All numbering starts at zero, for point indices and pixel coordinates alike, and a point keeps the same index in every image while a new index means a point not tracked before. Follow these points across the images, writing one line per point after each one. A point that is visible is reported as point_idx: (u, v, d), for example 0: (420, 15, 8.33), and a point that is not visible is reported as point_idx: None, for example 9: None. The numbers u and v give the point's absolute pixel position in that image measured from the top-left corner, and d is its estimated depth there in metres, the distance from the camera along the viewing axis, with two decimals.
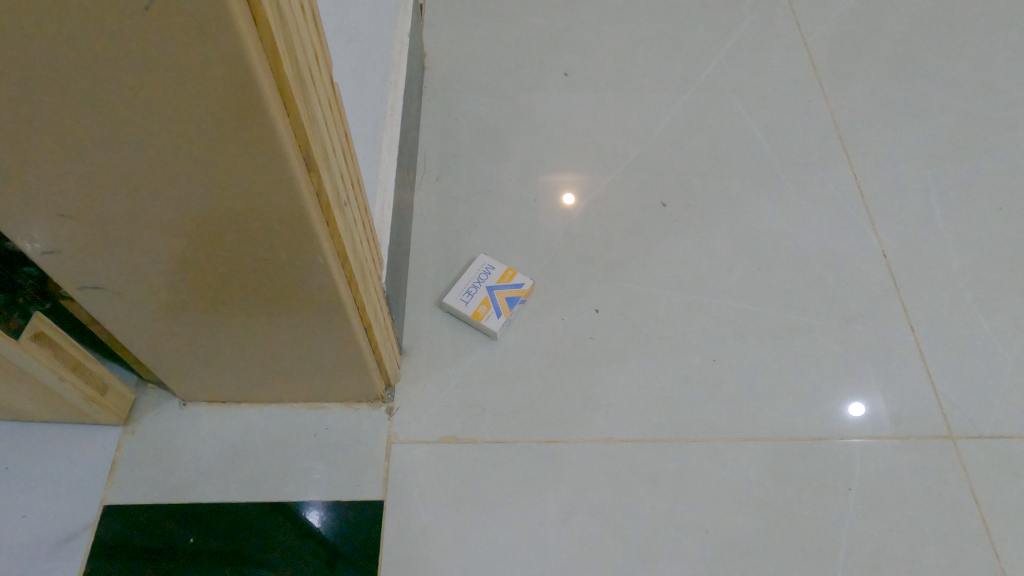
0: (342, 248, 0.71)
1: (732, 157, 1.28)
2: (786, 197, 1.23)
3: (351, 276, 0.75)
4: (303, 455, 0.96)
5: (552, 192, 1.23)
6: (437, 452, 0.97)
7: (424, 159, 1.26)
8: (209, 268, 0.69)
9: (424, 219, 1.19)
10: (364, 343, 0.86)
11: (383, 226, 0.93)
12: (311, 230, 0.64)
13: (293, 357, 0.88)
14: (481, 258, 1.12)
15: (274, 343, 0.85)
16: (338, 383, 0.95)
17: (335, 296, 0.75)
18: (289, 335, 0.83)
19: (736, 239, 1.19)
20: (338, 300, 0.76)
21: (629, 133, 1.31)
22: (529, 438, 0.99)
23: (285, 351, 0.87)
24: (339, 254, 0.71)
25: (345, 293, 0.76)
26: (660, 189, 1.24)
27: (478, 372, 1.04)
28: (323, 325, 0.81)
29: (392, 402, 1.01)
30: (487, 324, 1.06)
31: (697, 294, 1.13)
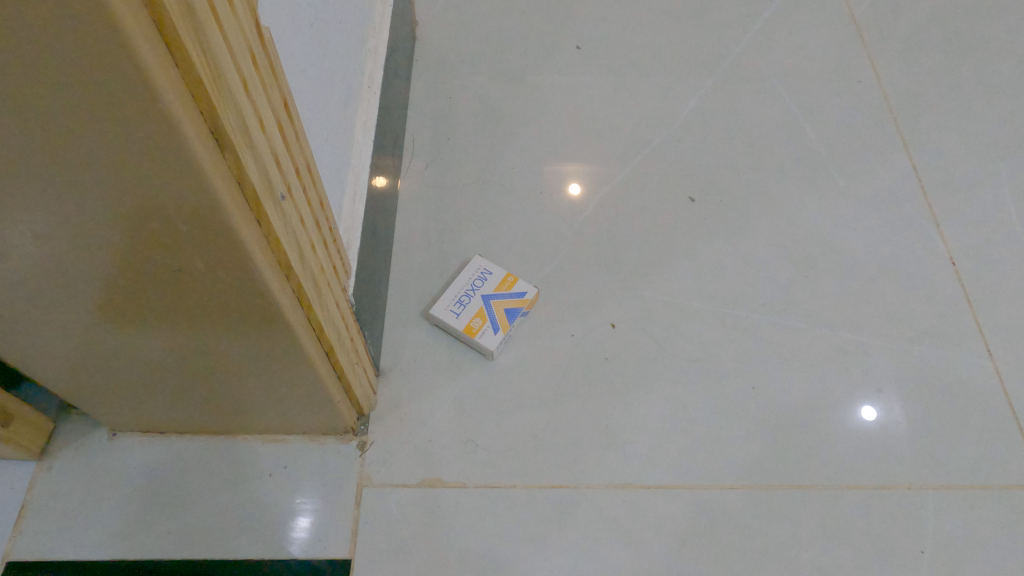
0: (286, 256, 0.53)
1: (772, 145, 1.10)
2: (835, 192, 1.06)
3: (301, 290, 0.58)
4: (256, 502, 0.80)
5: (562, 183, 1.06)
6: (418, 498, 0.81)
7: (412, 143, 1.09)
8: (105, 283, 0.51)
9: (411, 213, 1.02)
10: (322, 369, 0.69)
11: (354, 224, 0.75)
12: (235, 236, 0.46)
13: (237, 384, 0.71)
14: (477, 260, 0.94)
15: (210, 367, 0.67)
16: (297, 413, 0.78)
17: (279, 317, 0.58)
18: (228, 359, 0.66)
19: (778, 241, 1.01)
20: (284, 322, 0.58)
21: (652, 116, 1.13)
22: (532, 482, 0.82)
23: (226, 377, 0.69)
24: (281, 264, 0.53)
25: (294, 312, 0.59)
26: (688, 181, 1.07)
27: (471, 398, 0.87)
28: (269, 348, 0.64)
29: (366, 436, 0.84)
30: (482, 342, 0.88)
31: (732, 306, 0.96)
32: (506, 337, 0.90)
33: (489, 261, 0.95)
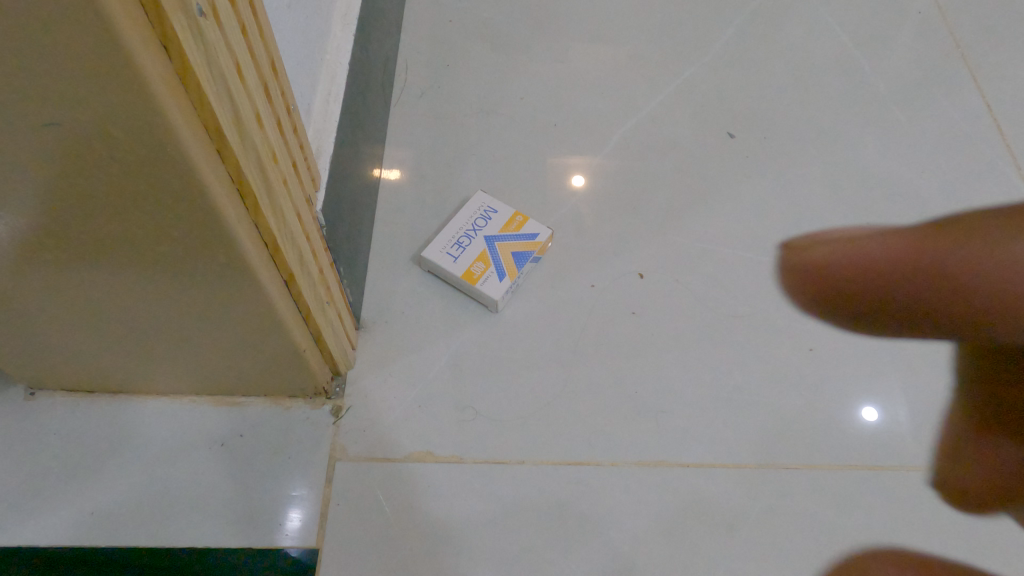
0: (215, 113, 0.37)
1: (822, 78, 0.96)
2: (897, 131, 0.92)
3: (244, 179, 0.42)
4: (203, 477, 0.64)
5: (582, 115, 0.92)
6: (403, 475, 0.66)
7: (406, 70, 0.94)
8: None
9: (402, 147, 0.87)
10: (282, 305, 0.53)
11: (328, 129, 0.60)
12: (121, 48, 0.30)
13: (171, 331, 0.55)
14: (479, 197, 0.79)
15: (133, 306, 0.51)
16: (256, 369, 0.62)
17: (214, 215, 0.41)
18: (154, 292, 0.49)
19: (834, 183, 0.87)
20: (220, 223, 0.42)
21: (683, 45, 0.99)
22: (544, 459, 0.67)
23: (157, 321, 0.53)
24: (210, 127, 0.37)
25: (236, 214, 0.43)
26: (727, 115, 0.92)
27: (470, 358, 0.72)
28: (206, 274, 0.47)
29: (341, 399, 0.69)
30: (484, 290, 0.73)
31: (782, 255, 0.82)
32: (513, 286, 0.75)
33: (495, 199, 0.80)
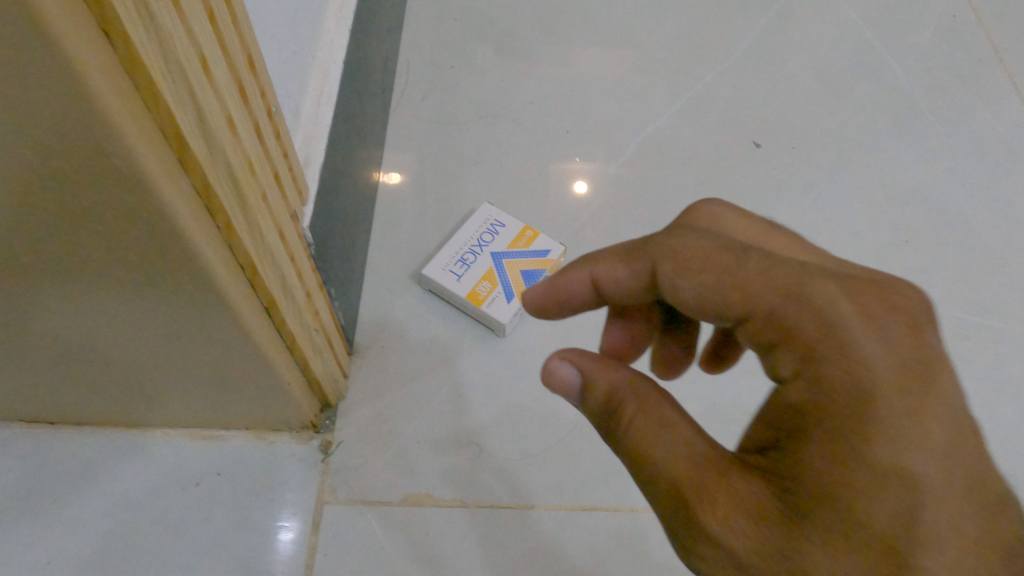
0: (172, 111, 0.30)
1: (852, 84, 0.91)
2: (932, 145, 0.87)
3: (211, 191, 0.35)
4: (175, 520, 0.58)
5: (597, 120, 0.86)
6: (399, 519, 0.59)
7: (407, 70, 0.88)
8: None
9: (402, 153, 0.81)
10: (262, 335, 0.46)
11: (318, 134, 0.53)
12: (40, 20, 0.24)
13: (133, 364, 0.48)
14: (486, 209, 0.73)
15: (85, 337, 0.44)
16: (234, 402, 0.55)
17: (174, 232, 0.34)
18: (109, 323, 0.42)
19: (867, 198, 0.82)
20: (182, 242, 0.35)
21: (704, 48, 0.93)
22: (555, 503, 0.60)
23: (117, 354, 0.46)
24: (165, 126, 0.30)
25: (202, 231, 0.36)
26: (751, 123, 0.87)
27: (474, 387, 0.66)
28: (169, 303, 0.40)
29: (331, 433, 0.62)
30: (491, 312, 0.67)
31: None
32: (523, 307, 0.69)
33: (503, 211, 0.74)
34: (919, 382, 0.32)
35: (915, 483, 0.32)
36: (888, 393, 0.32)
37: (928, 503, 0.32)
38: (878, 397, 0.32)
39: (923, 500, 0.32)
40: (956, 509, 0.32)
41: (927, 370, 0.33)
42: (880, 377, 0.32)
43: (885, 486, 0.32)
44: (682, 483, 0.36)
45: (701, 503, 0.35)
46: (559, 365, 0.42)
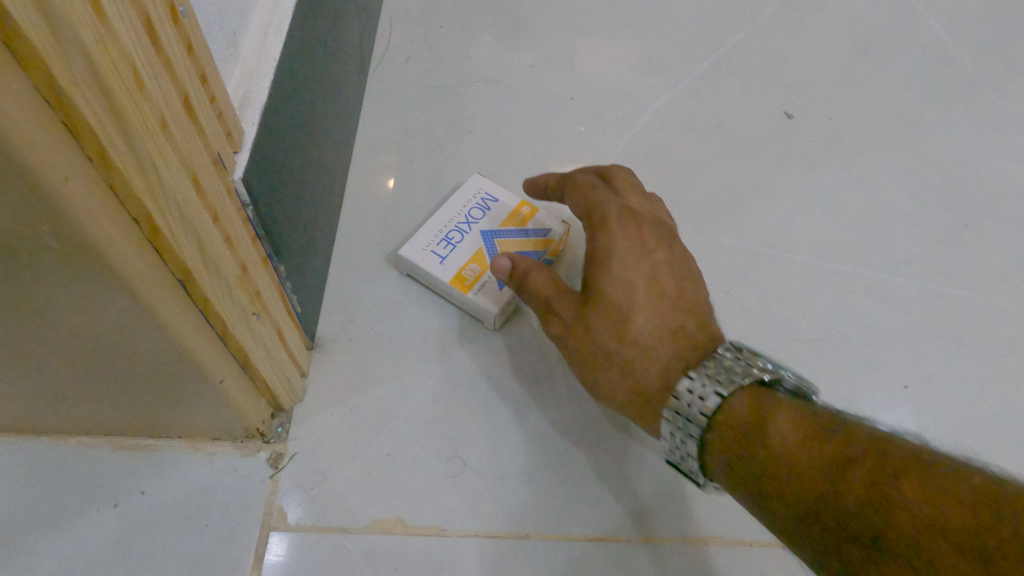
0: None
1: (895, 49, 0.80)
2: (993, 116, 0.75)
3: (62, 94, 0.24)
4: (83, 550, 0.46)
5: (603, 87, 0.75)
6: (361, 551, 0.48)
7: (391, 31, 0.78)
8: None
9: (382, 120, 0.71)
10: (171, 316, 0.35)
11: (263, 69, 0.42)
12: None
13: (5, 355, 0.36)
14: (476, 182, 0.63)
15: None
16: (157, 405, 0.44)
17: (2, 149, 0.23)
18: None
19: (917, 174, 0.71)
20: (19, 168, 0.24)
21: (725, 12, 0.83)
22: (553, 532, 0.50)
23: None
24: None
25: (48, 156, 0.25)
26: (780, 91, 0.76)
27: (457, 390, 0.56)
28: (27, 265, 0.29)
29: (282, 444, 0.51)
30: (478, 301, 0.56)
31: (858, 263, 0.65)
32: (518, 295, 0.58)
33: (496, 184, 0.64)
34: (655, 264, 0.49)
35: (637, 297, 0.47)
36: (632, 258, 0.49)
37: (645, 312, 0.47)
38: (629, 250, 0.49)
39: (640, 310, 0.47)
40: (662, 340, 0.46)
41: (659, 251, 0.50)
42: (627, 243, 0.49)
43: (630, 299, 0.47)
44: (544, 298, 0.50)
45: (555, 307, 0.49)
46: (499, 258, 0.53)
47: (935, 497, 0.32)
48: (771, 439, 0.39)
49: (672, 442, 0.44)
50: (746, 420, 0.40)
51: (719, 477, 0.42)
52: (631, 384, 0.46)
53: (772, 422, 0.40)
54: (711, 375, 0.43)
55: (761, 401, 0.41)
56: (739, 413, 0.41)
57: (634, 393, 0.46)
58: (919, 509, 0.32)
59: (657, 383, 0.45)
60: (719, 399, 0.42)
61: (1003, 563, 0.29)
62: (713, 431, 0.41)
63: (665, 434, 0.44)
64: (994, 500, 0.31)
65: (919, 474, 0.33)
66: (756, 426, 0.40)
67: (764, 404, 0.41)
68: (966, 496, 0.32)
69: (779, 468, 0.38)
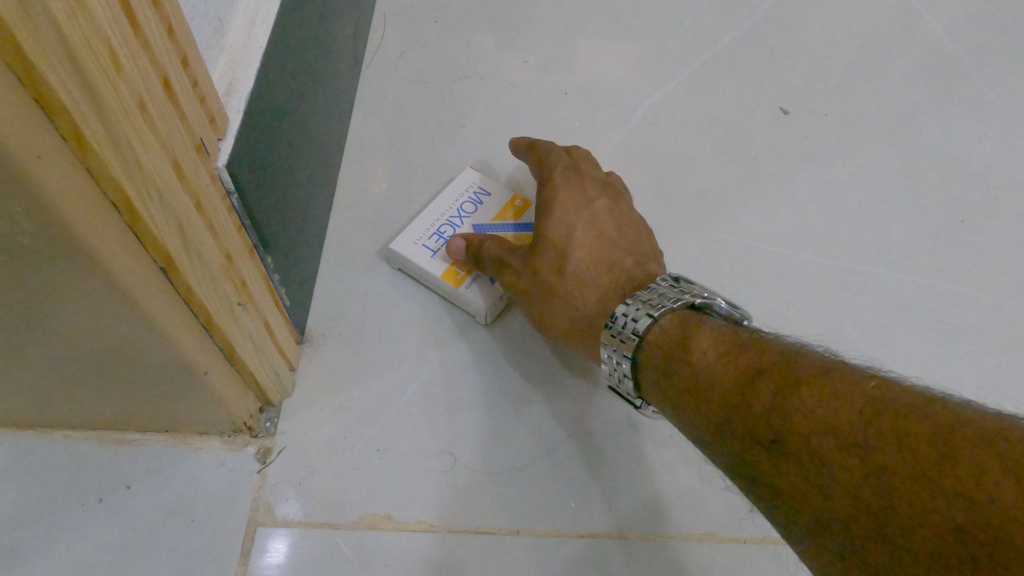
0: None
1: (892, 45, 0.80)
2: (990, 113, 0.74)
3: (33, 69, 0.23)
4: (68, 547, 0.45)
5: (598, 83, 0.75)
6: (349, 548, 0.47)
7: (384, 26, 0.78)
8: None
9: (375, 114, 0.70)
10: (153, 305, 0.34)
11: (250, 56, 0.42)
12: None
13: None
14: (469, 175, 0.62)
15: None
16: (141, 398, 0.44)
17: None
18: None
19: (913, 170, 0.70)
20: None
21: (721, 8, 0.83)
22: (544, 529, 0.49)
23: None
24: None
25: (17, 132, 0.24)
26: (775, 87, 0.76)
27: (448, 384, 0.55)
28: (2, 250, 0.29)
29: (270, 439, 0.51)
30: (469, 295, 0.56)
31: (855, 259, 0.64)
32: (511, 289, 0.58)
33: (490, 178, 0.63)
34: (591, 211, 0.55)
35: (575, 237, 0.53)
36: (571, 205, 0.55)
37: (582, 250, 0.53)
38: (568, 201, 0.55)
39: (575, 248, 0.52)
40: (597, 273, 0.52)
41: (595, 201, 0.56)
42: (566, 195, 0.55)
43: (568, 239, 0.53)
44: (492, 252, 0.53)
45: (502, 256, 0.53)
46: (452, 239, 0.55)
47: (831, 398, 0.35)
48: (691, 352, 0.43)
49: (607, 363, 0.48)
50: (671, 337, 0.44)
51: (651, 393, 0.45)
52: (572, 313, 0.51)
53: (693, 338, 0.43)
54: (644, 301, 0.47)
55: (690, 322, 0.45)
56: (668, 333, 0.45)
57: (576, 321, 0.51)
58: (818, 411, 0.35)
59: (594, 307, 0.50)
60: (649, 320, 0.45)
61: (872, 453, 0.32)
62: (645, 350, 0.45)
63: (605, 358, 0.48)
64: (878, 400, 0.34)
65: (819, 379, 0.37)
66: (683, 345, 0.43)
67: (691, 325, 0.44)
68: (857, 397, 0.35)
69: (699, 380, 0.41)
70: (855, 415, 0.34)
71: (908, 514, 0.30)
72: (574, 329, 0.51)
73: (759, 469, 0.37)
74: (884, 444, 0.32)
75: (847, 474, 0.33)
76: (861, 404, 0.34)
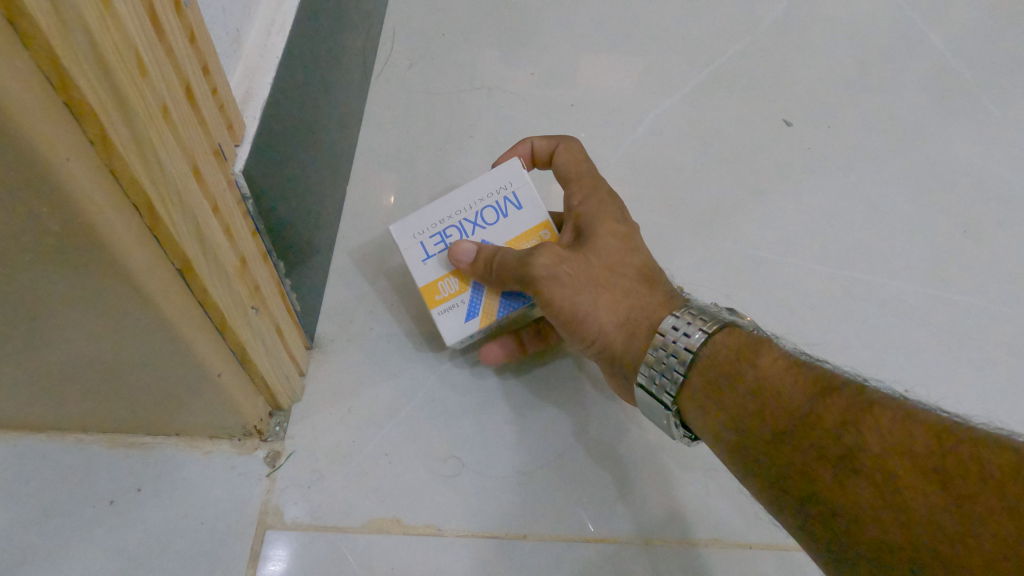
0: None
1: (893, 57, 0.81)
2: (990, 125, 0.75)
3: (67, 76, 0.24)
4: (80, 547, 0.46)
5: (603, 94, 0.76)
6: (358, 551, 0.48)
7: (393, 39, 0.79)
8: None
9: (385, 124, 0.71)
10: (171, 307, 0.35)
11: (265, 66, 0.43)
12: None
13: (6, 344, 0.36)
14: (506, 172, 0.52)
15: None
16: (155, 400, 0.44)
17: (5, 129, 0.23)
18: None
19: (914, 181, 0.71)
20: (20, 148, 0.24)
21: (724, 21, 0.84)
22: (551, 534, 0.50)
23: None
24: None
25: (49, 139, 0.25)
26: (778, 99, 0.77)
27: (456, 390, 0.56)
28: (28, 250, 0.29)
29: (280, 444, 0.51)
30: (439, 322, 0.51)
31: (856, 268, 0.65)
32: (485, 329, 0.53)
33: (532, 185, 0.52)
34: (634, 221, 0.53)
35: (630, 244, 0.51)
36: (619, 213, 0.52)
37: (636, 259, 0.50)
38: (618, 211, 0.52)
39: (632, 256, 0.50)
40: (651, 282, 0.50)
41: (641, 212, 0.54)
42: (611, 200, 0.53)
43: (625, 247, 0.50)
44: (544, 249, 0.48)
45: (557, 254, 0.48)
46: (466, 246, 0.49)
47: (906, 423, 0.36)
48: (756, 372, 0.42)
49: (655, 357, 0.45)
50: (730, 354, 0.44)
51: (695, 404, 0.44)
52: (632, 318, 0.48)
53: (755, 359, 0.43)
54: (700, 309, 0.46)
55: (747, 340, 0.44)
56: (726, 350, 0.44)
57: (637, 326, 0.48)
58: (889, 437, 0.36)
59: (661, 309, 0.48)
60: (717, 323, 0.45)
61: (946, 480, 0.33)
62: (703, 362, 0.44)
63: (654, 354, 0.45)
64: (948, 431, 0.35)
65: (890, 407, 0.37)
66: (741, 362, 0.43)
67: (751, 345, 0.44)
68: (928, 427, 0.35)
69: (760, 398, 0.41)
70: (928, 440, 0.35)
71: (983, 543, 0.31)
72: (632, 333, 0.48)
73: (820, 484, 0.37)
74: (959, 470, 0.33)
75: (921, 499, 0.33)
76: (934, 431, 0.35)
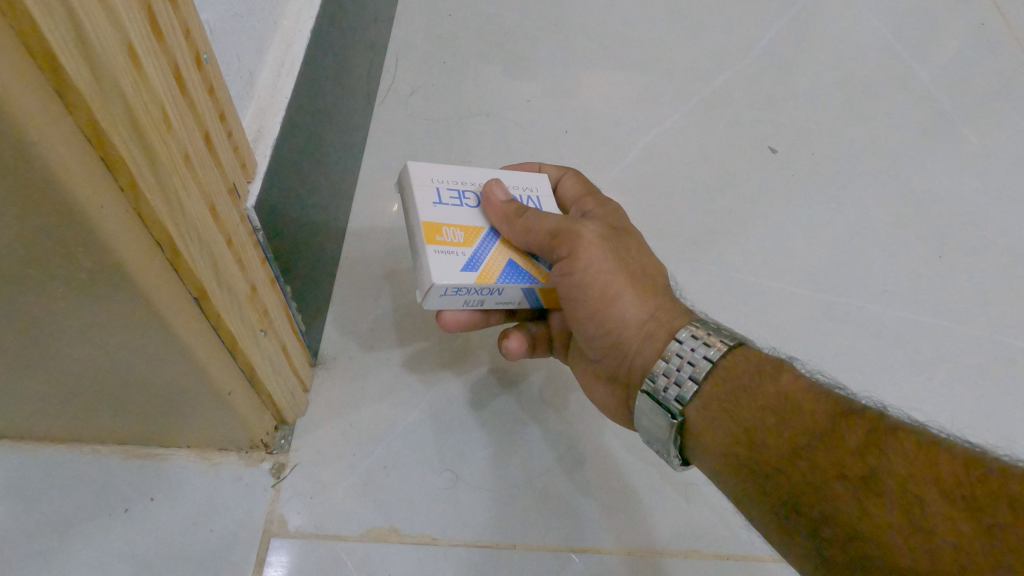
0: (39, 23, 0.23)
1: (877, 88, 0.84)
2: (966, 156, 0.79)
3: (102, 135, 0.27)
4: (95, 551, 0.49)
5: (596, 121, 0.79)
6: (356, 557, 0.51)
7: (397, 66, 0.82)
8: None
9: (387, 149, 0.75)
10: (187, 332, 0.38)
11: (276, 106, 0.46)
12: None
13: (38, 365, 0.40)
14: (534, 179, 0.52)
15: None
16: (169, 415, 0.47)
17: (52, 185, 0.27)
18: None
19: (893, 208, 0.74)
20: (64, 203, 0.28)
21: (716, 51, 0.87)
22: (539, 543, 0.52)
23: (11, 353, 0.38)
24: (20, 27, 0.23)
25: (87, 188, 0.28)
26: (765, 127, 0.80)
27: (452, 406, 0.59)
28: (64, 283, 0.32)
29: (285, 456, 0.54)
30: (430, 261, 0.44)
31: (836, 291, 0.68)
32: (471, 295, 0.46)
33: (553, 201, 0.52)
34: None
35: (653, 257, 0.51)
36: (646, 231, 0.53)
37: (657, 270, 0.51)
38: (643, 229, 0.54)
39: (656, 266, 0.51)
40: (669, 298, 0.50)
41: None
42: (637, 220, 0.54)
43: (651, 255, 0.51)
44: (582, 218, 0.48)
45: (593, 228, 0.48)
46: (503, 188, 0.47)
47: (917, 444, 0.36)
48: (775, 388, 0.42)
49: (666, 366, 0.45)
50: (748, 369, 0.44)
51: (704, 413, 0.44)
52: (654, 317, 0.48)
53: (774, 377, 0.43)
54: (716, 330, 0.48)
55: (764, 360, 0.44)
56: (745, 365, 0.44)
57: (655, 327, 0.48)
58: (897, 456, 0.36)
59: (681, 318, 0.48)
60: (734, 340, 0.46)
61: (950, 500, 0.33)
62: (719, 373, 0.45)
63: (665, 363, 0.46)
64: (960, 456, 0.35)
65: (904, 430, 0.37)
66: (759, 379, 0.43)
67: (769, 364, 0.44)
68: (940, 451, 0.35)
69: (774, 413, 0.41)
70: (942, 459, 0.35)
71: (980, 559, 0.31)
72: (653, 331, 0.47)
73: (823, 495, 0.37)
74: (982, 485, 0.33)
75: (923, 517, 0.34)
76: (947, 453, 0.35)
